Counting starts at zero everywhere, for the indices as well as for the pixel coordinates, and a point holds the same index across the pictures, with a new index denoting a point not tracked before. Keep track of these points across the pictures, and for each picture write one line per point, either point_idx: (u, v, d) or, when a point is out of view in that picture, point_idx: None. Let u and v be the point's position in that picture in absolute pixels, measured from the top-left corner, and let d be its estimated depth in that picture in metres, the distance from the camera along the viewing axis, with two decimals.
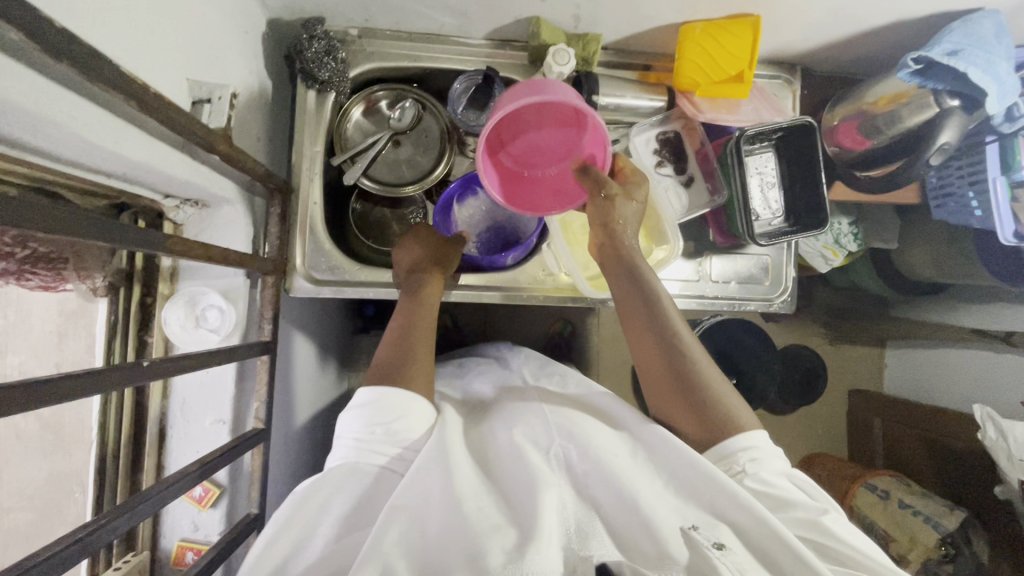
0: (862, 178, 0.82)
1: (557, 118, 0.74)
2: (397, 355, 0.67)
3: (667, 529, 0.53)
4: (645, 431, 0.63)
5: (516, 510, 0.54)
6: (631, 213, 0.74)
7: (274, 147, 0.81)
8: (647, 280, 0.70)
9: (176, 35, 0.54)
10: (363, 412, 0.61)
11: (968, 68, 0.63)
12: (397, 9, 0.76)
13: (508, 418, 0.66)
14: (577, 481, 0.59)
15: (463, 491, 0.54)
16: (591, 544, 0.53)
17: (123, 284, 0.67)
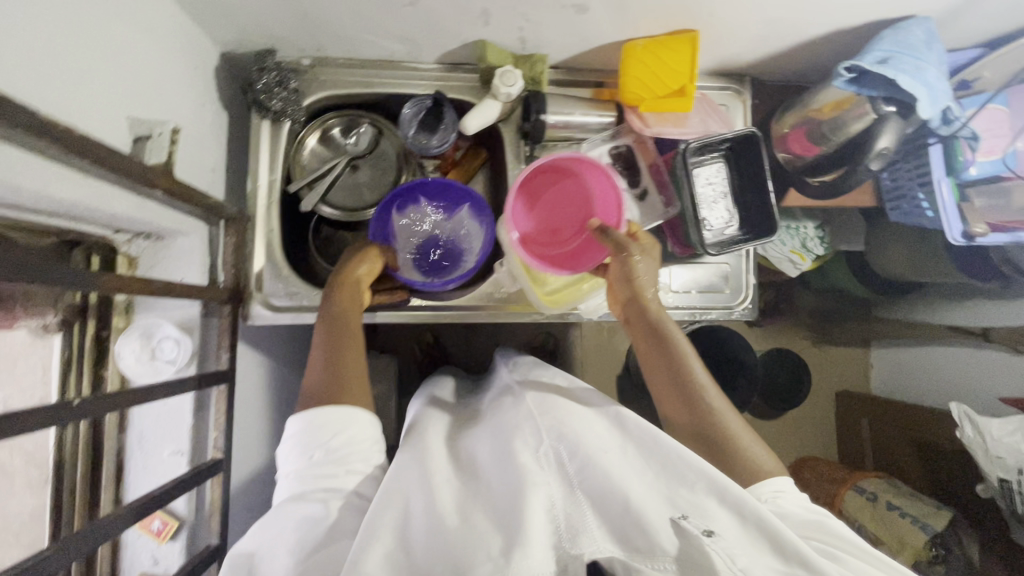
0: (812, 184, 0.84)
1: (563, 193, 0.78)
2: (324, 375, 0.64)
3: (654, 519, 0.53)
4: (630, 424, 0.65)
5: (504, 514, 0.55)
6: (649, 269, 0.73)
7: (233, 177, 0.82)
8: (665, 330, 0.69)
9: (115, 77, 0.56)
10: (297, 441, 0.60)
11: (899, 75, 0.64)
12: (346, 39, 0.77)
13: (503, 429, 0.66)
14: (568, 477, 0.59)
15: (446, 508, 0.56)
16: (581, 541, 0.53)
17: (77, 319, 0.68)
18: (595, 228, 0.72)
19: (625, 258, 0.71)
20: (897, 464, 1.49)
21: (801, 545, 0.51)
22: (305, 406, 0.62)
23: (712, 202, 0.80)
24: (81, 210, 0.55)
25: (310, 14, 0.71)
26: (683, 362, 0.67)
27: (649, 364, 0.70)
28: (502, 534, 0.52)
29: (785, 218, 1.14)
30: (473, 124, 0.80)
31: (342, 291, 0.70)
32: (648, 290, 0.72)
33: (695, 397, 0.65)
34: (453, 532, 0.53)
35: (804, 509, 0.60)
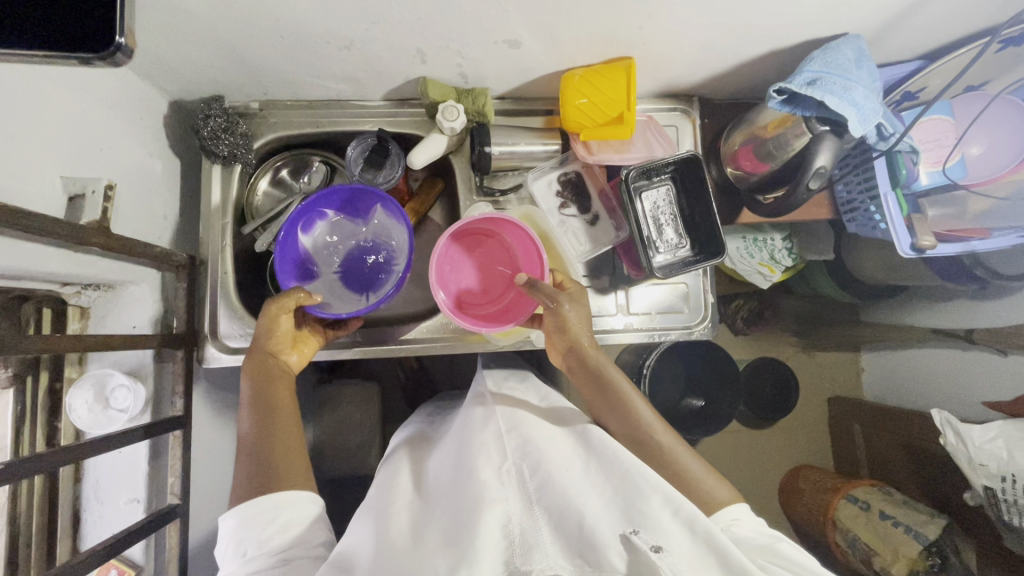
0: (763, 202, 0.84)
1: (488, 253, 0.81)
2: (268, 430, 0.66)
3: (604, 534, 0.49)
4: (594, 440, 0.64)
5: (456, 531, 0.52)
6: (581, 316, 0.73)
7: (186, 221, 0.83)
8: (609, 377, 0.70)
9: (46, 140, 0.57)
10: (231, 537, 0.58)
11: (825, 96, 0.65)
12: (291, 82, 0.79)
13: (464, 447, 0.65)
14: (527, 494, 0.57)
15: (395, 540, 0.56)
16: (533, 558, 0.49)
17: (30, 372, 0.69)
18: (524, 283, 0.73)
19: (554, 309, 0.71)
20: (890, 471, 1.46)
21: (746, 561, 0.49)
22: (236, 501, 0.62)
23: (661, 224, 0.80)
24: (15, 271, 0.57)
25: (249, 62, 0.73)
26: (624, 402, 0.69)
27: (596, 408, 0.72)
28: (452, 552, 0.49)
29: (752, 231, 1.14)
30: (420, 159, 0.81)
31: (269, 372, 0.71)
32: (583, 337, 0.72)
33: (636, 429, 0.68)
34: (404, 556, 0.52)
35: (757, 532, 0.58)
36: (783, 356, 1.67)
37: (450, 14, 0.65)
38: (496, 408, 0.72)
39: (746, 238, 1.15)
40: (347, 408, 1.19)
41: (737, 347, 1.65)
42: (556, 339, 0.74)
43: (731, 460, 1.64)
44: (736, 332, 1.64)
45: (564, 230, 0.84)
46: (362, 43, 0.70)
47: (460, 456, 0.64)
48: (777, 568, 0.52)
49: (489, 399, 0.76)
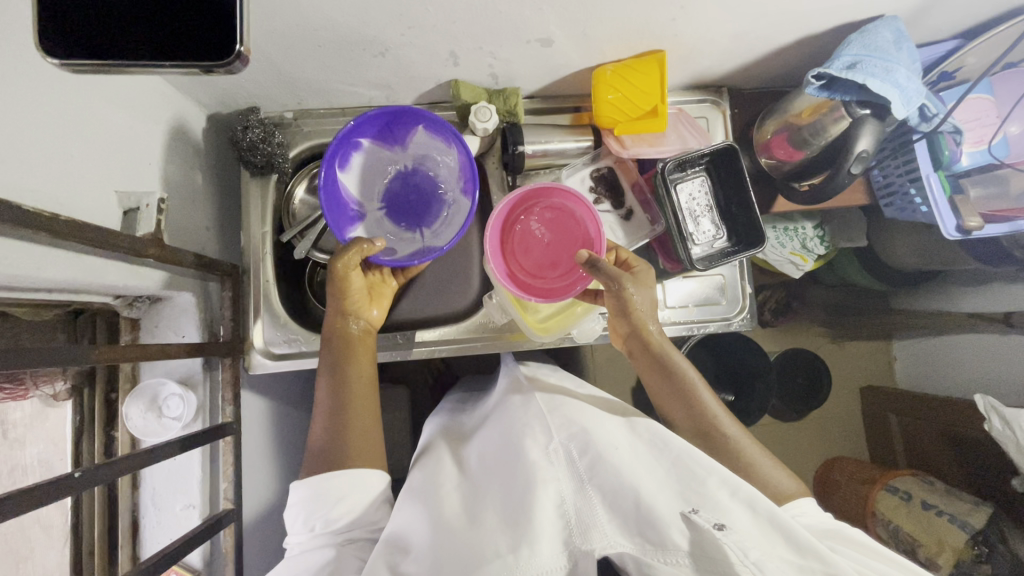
0: (799, 190, 0.83)
1: (556, 223, 0.76)
2: (327, 430, 0.66)
3: (663, 512, 0.49)
4: (642, 429, 0.63)
5: (512, 508, 0.53)
6: (645, 299, 0.72)
7: (226, 231, 0.85)
8: (673, 363, 0.70)
9: (102, 156, 0.59)
10: (301, 509, 0.60)
11: (867, 79, 0.64)
12: (325, 91, 0.80)
13: (510, 430, 0.64)
14: (578, 473, 0.56)
15: (451, 521, 0.56)
16: (592, 536, 0.50)
17: (86, 384, 0.71)
18: (583, 259, 0.70)
19: (619, 292, 0.70)
20: (930, 460, 1.43)
21: (817, 542, 0.47)
22: (309, 476, 0.63)
23: (697, 216, 0.80)
24: (77, 285, 0.58)
25: (285, 73, 0.74)
26: (689, 391, 0.68)
27: (659, 397, 0.72)
28: (510, 530, 0.51)
29: (783, 220, 1.13)
30: None
31: (351, 355, 0.69)
32: (648, 323, 0.72)
33: (702, 420, 0.67)
34: (462, 537, 0.53)
35: (823, 522, 0.59)
36: (813, 346, 1.65)
37: (485, 16, 0.66)
38: (535, 395, 0.71)
39: (777, 228, 1.13)
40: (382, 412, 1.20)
41: (767, 340, 1.63)
42: (618, 321, 0.73)
43: None
44: (764, 324, 1.62)
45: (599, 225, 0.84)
46: (396, 49, 0.71)
47: (506, 438, 0.63)
48: (851, 551, 0.52)
49: (525, 386, 0.75)
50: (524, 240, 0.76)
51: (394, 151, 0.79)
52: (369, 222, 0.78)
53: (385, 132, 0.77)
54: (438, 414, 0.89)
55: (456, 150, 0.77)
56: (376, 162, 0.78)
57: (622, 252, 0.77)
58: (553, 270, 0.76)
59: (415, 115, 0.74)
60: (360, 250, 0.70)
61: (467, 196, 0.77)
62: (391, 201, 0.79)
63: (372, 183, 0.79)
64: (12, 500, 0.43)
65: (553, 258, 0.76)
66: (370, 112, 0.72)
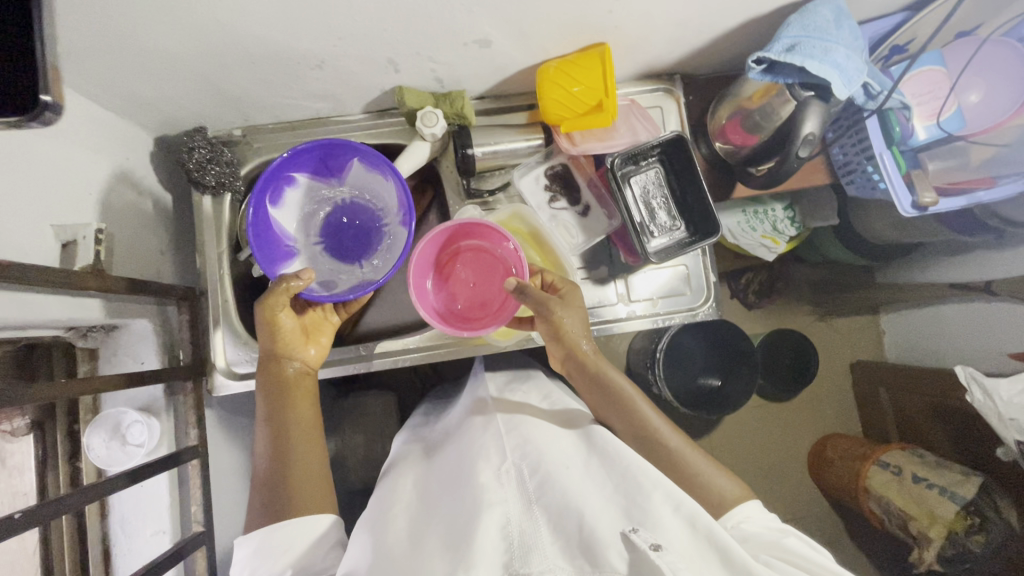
0: (756, 175, 0.82)
1: (477, 263, 0.79)
2: (277, 465, 0.66)
3: (604, 534, 0.50)
4: (598, 439, 0.65)
5: (456, 533, 0.54)
6: (576, 320, 0.71)
7: (182, 253, 0.84)
8: (610, 379, 0.69)
9: (33, 190, 0.58)
10: (246, 566, 0.60)
11: (805, 61, 0.63)
12: (270, 105, 0.79)
13: (463, 455, 0.66)
14: (527, 493, 0.58)
15: (394, 547, 0.56)
16: (532, 561, 0.50)
17: (47, 418, 0.70)
18: (513, 287, 0.71)
19: (549, 316, 0.70)
20: (922, 433, 1.42)
21: (750, 559, 0.49)
22: (258, 523, 0.63)
23: (653, 208, 0.79)
24: (16, 323, 0.58)
25: (225, 91, 0.74)
26: (627, 405, 0.68)
27: (601, 414, 0.72)
28: (451, 556, 0.51)
29: (752, 203, 1.12)
30: (403, 169, 0.81)
31: (290, 398, 0.69)
32: (581, 343, 0.71)
33: (644, 434, 0.67)
34: (401, 563, 0.53)
35: (765, 528, 0.58)
36: (800, 325, 1.64)
37: (417, 22, 0.65)
38: (496, 415, 0.72)
39: (747, 212, 1.12)
40: (364, 421, 1.20)
41: (753, 322, 1.62)
42: (552, 345, 0.73)
43: (756, 436, 1.62)
44: (749, 306, 1.61)
45: (554, 223, 0.83)
46: (333, 60, 0.70)
47: (460, 463, 0.65)
48: (787, 565, 0.52)
49: (489, 406, 0.75)
50: (454, 282, 0.79)
51: (331, 183, 0.79)
52: (304, 257, 0.78)
53: (321, 167, 0.77)
54: (405, 428, 0.89)
55: (393, 182, 0.76)
56: (311, 194, 0.78)
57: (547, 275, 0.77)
58: (484, 308, 0.78)
59: (348, 149, 0.74)
60: (287, 291, 0.68)
61: (405, 229, 0.77)
62: (328, 234, 0.79)
63: (308, 217, 0.79)
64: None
65: (482, 296, 0.78)
66: (302, 146, 0.72)
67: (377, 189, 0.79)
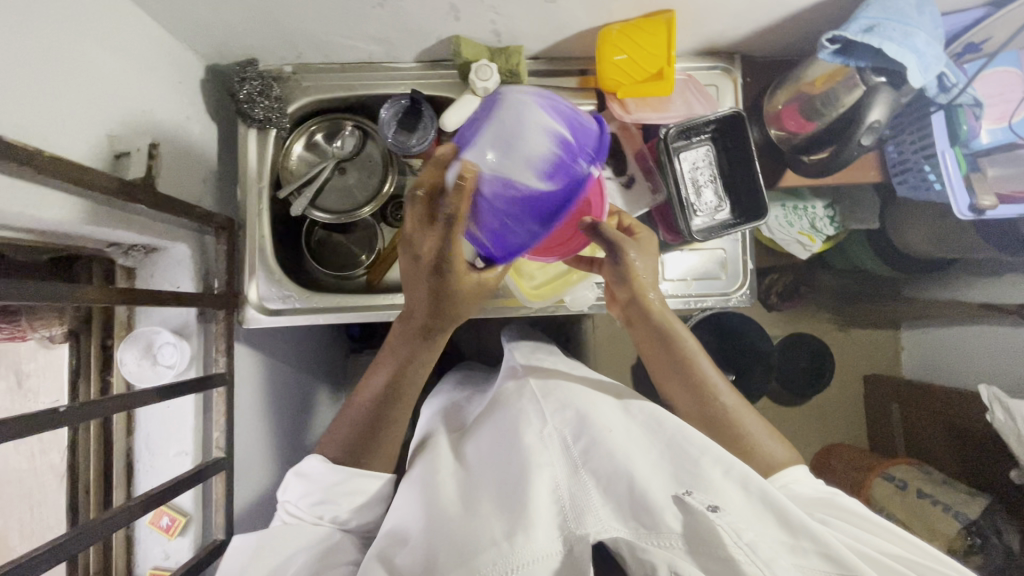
0: (807, 162, 0.80)
1: None
2: (388, 395, 0.67)
3: (656, 496, 0.52)
4: (637, 409, 0.67)
5: (507, 494, 0.56)
6: (648, 267, 0.71)
7: (223, 186, 0.84)
8: (672, 334, 0.70)
9: (91, 98, 0.58)
10: (308, 490, 0.64)
11: (882, 43, 0.61)
12: (324, 44, 0.78)
13: (507, 416, 0.68)
14: (572, 458, 0.60)
15: (448, 500, 0.59)
16: (586, 522, 0.53)
17: (83, 330, 0.72)
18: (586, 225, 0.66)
19: (619, 258, 0.67)
20: (931, 451, 1.41)
21: (807, 518, 0.49)
22: (326, 450, 0.68)
23: (700, 186, 0.78)
24: (67, 227, 0.58)
25: (282, 24, 0.73)
26: (689, 362, 0.69)
27: (658, 370, 0.72)
28: (505, 515, 0.54)
29: (793, 198, 1.10)
30: (453, 119, 0.77)
31: (428, 353, 0.67)
32: (650, 292, 0.71)
33: (702, 395, 0.68)
34: (456, 524, 0.55)
35: (816, 490, 0.62)
36: (818, 332, 1.62)
37: None
38: (530, 380, 0.73)
39: (786, 206, 1.10)
40: None
41: (771, 323, 1.61)
42: (619, 291, 0.72)
43: None
44: (769, 307, 1.59)
45: None
46: (395, 0, 0.69)
47: (499, 427, 0.67)
48: (845, 525, 0.56)
49: (523, 372, 0.76)
50: None
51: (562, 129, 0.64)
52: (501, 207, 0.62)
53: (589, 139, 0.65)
54: (434, 398, 0.92)
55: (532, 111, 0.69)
56: (514, 114, 0.65)
57: (625, 220, 0.75)
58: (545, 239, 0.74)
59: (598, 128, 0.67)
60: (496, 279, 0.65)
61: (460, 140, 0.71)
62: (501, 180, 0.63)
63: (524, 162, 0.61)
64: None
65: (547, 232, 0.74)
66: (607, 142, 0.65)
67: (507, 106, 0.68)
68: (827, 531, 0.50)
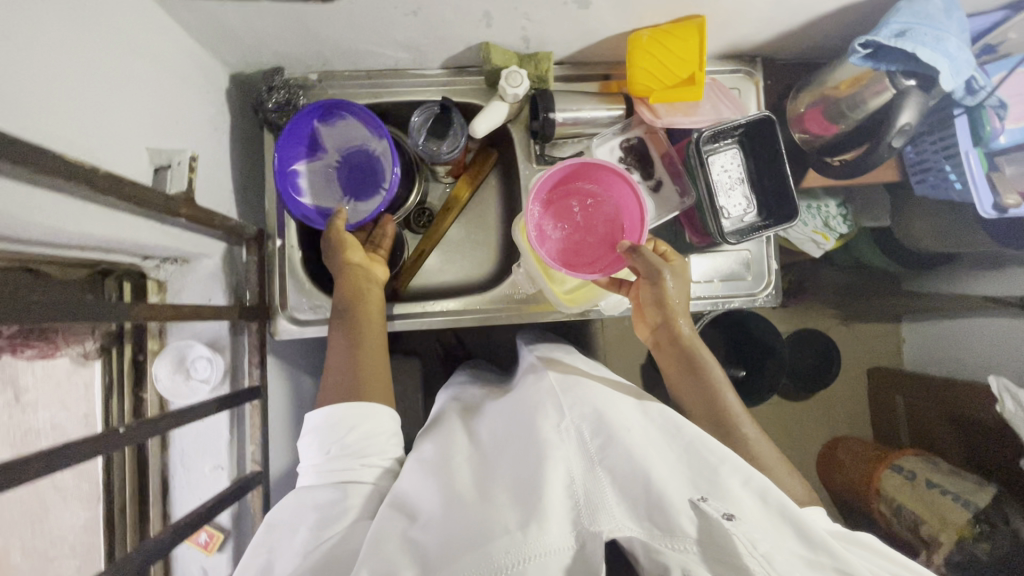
0: (834, 164, 0.82)
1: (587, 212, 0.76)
2: (347, 368, 0.70)
3: (673, 500, 0.52)
4: (654, 412, 0.66)
5: (523, 485, 0.56)
6: (680, 291, 0.73)
7: (249, 195, 0.83)
8: (699, 360, 0.72)
9: (130, 111, 0.57)
10: (318, 435, 0.66)
11: (916, 47, 0.62)
12: (352, 51, 0.78)
13: (525, 409, 0.67)
14: (588, 453, 0.59)
15: (461, 488, 0.58)
16: (601, 518, 0.52)
17: (115, 345, 0.71)
18: (626, 248, 0.70)
19: (656, 282, 0.71)
20: (938, 441, 1.44)
21: (826, 537, 0.49)
22: (327, 401, 0.68)
23: (729, 188, 0.78)
24: (109, 242, 0.58)
25: (313, 33, 0.72)
26: (713, 391, 0.70)
27: (680, 392, 0.73)
28: (522, 505, 0.53)
29: (807, 197, 1.11)
30: (482, 127, 0.79)
31: (362, 325, 0.73)
32: (680, 317, 0.73)
33: (722, 424, 0.68)
34: (471, 511, 0.54)
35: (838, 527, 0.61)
36: (823, 327, 1.65)
37: None
38: (551, 373, 0.74)
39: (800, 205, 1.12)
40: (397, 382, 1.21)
41: (777, 320, 1.63)
42: (650, 311, 0.74)
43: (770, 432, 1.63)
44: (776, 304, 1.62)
45: None
46: (429, 8, 0.68)
47: (518, 420, 0.66)
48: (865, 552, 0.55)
49: (541, 368, 0.77)
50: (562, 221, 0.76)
51: (318, 157, 0.81)
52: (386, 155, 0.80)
53: (354, 117, 0.79)
54: (446, 389, 0.93)
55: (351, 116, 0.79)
56: (336, 139, 0.82)
57: (659, 244, 0.77)
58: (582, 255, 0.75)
59: (308, 114, 0.77)
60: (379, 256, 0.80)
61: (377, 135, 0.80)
62: (352, 187, 0.83)
63: (326, 188, 0.82)
64: (60, 452, 0.43)
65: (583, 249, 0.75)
66: (300, 116, 0.76)
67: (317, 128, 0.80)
68: (845, 553, 0.50)
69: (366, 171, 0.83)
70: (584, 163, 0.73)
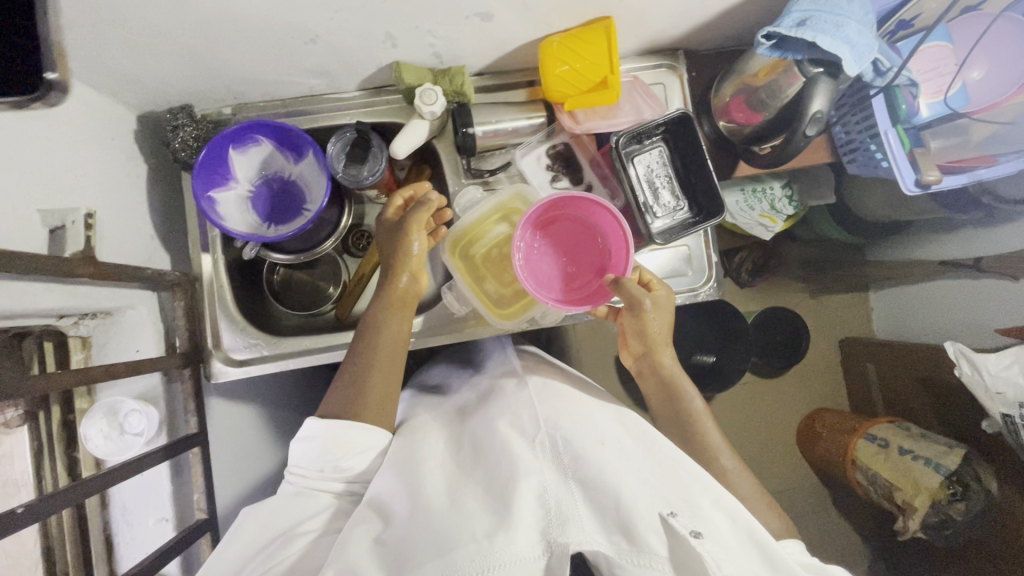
0: (759, 154, 0.82)
1: (575, 240, 0.76)
2: (351, 387, 0.68)
3: (643, 516, 0.51)
4: (633, 423, 0.66)
5: (495, 493, 0.55)
6: (661, 321, 0.75)
7: (173, 238, 0.81)
8: (680, 390, 0.75)
9: (15, 174, 0.56)
10: (314, 446, 0.64)
11: (817, 35, 0.62)
12: (261, 83, 0.76)
13: (501, 413, 0.67)
14: (562, 465, 0.57)
15: (430, 496, 0.57)
16: (568, 530, 0.51)
17: (42, 408, 0.69)
18: (609, 281, 0.71)
19: (637, 313, 0.73)
20: (908, 407, 1.45)
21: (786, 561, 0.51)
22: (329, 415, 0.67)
23: (656, 187, 0.78)
24: (9, 312, 0.56)
25: (213, 68, 0.70)
26: (692, 424, 0.73)
27: (663, 421, 0.77)
28: (491, 513, 0.53)
29: (751, 181, 1.11)
30: (402, 148, 0.77)
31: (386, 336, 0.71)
32: (662, 348, 0.76)
33: (701, 453, 0.71)
34: (443, 518, 0.53)
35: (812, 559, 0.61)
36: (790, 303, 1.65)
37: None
38: (529, 382, 0.73)
39: (745, 190, 1.12)
40: None
41: (743, 301, 1.63)
42: (634, 339, 0.77)
43: (746, 412, 1.63)
44: (741, 285, 1.61)
45: None
46: (328, 35, 0.67)
47: (490, 425, 0.65)
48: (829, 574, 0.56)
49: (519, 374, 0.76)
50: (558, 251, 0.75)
51: (231, 185, 0.79)
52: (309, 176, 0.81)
53: (285, 142, 0.78)
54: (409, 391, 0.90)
55: (264, 139, 0.78)
56: (249, 164, 0.79)
57: (643, 274, 0.78)
58: (574, 282, 0.75)
59: (221, 143, 0.74)
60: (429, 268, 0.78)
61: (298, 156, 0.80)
62: (275, 210, 0.82)
63: (247, 215, 0.80)
64: None
65: (574, 275, 0.75)
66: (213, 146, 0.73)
67: (228, 157, 0.77)
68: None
69: (287, 193, 0.82)
70: (568, 196, 0.73)
